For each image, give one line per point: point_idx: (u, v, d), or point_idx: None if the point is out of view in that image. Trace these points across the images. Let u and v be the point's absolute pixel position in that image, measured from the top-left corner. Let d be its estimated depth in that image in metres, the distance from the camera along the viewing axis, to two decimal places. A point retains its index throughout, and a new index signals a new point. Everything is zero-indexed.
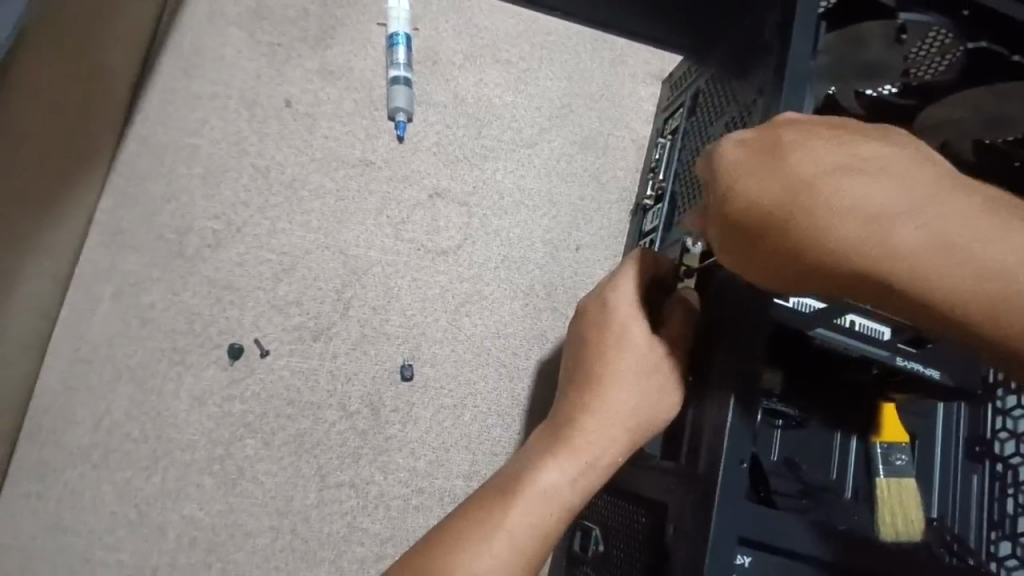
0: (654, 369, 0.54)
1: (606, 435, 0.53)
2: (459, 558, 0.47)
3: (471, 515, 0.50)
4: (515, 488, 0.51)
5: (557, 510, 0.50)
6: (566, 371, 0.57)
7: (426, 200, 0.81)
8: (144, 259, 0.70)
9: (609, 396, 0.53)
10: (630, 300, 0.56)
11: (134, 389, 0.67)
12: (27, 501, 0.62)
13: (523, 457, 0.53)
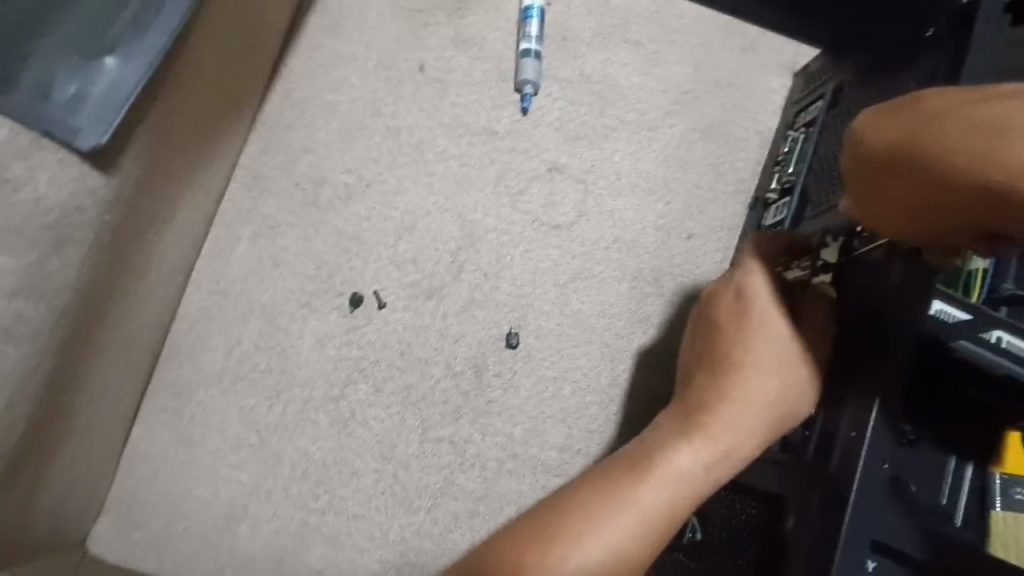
0: (793, 363, 0.54)
1: (742, 422, 0.54)
2: (589, 524, 0.50)
3: (603, 486, 0.52)
4: (647, 466, 0.53)
5: (688, 492, 0.52)
6: (699, 357, 0.60)
7: (544, 173, 0.81)
8: (282, 204, 0.75)
9: (746, 385, 0.55)
10: (768, 294, 0.58)
11: (264, 323, 0.71)
12: (165, 415, 0.67)
13: (655, 437, 0.55)
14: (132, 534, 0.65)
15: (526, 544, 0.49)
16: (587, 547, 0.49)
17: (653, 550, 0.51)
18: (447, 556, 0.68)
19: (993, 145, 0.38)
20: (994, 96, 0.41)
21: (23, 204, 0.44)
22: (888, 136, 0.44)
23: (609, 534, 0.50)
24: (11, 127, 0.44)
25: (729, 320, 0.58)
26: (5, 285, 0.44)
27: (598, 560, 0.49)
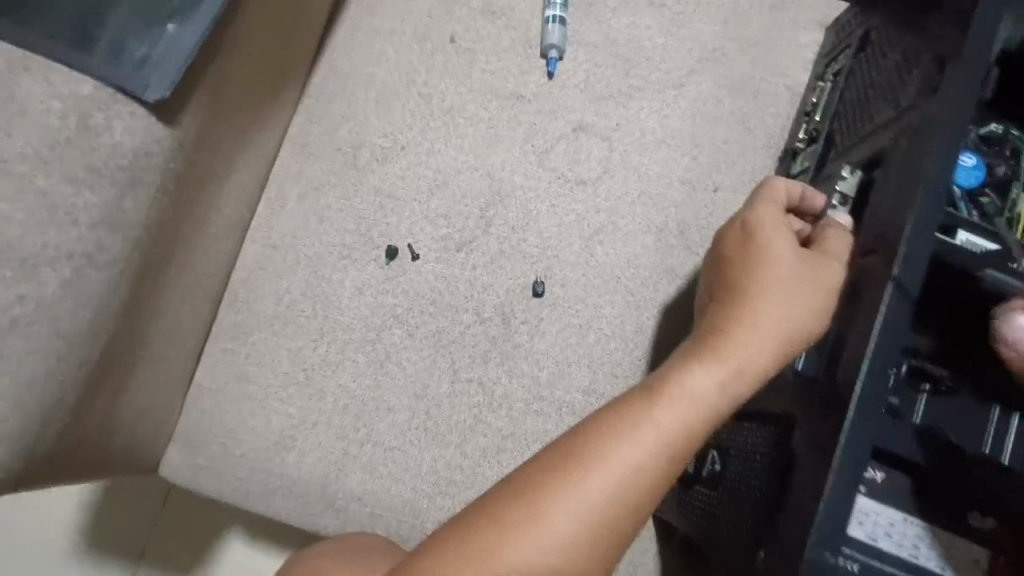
0: (804, 284, 0.53)
1: (756, 340, 0.52)
2: (598, 447, 0.47)
3: (612, 410, 0.49)
4: (659, 388, 0.50)
5: (703, 412, 0.49)
6: (710, 290, 0.58)
7: (570, 133, 0.84)
8: (326, 167, 0.81)
9: (756, 305, 0.53)
10: (774, 221, 0.57)
11: (310, 274, 0.77)
12: (224, 354, 0.74)
13: (668, 364, 0.53)
14: (196, 460, 0.72)
15: (536, 472, 0.46)
16: (598, 471, 0.46)
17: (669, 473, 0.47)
18: (476, 488, 0.73)
19: None
20: None
21: (103, 148, 0.50)
22: None
23: (621, 457, 0.46)
24: (91, 83, 0.50)
25: (735, 253, 0.57)
26: (89, 218, 0.50)
27: (610, 485, 0.46)
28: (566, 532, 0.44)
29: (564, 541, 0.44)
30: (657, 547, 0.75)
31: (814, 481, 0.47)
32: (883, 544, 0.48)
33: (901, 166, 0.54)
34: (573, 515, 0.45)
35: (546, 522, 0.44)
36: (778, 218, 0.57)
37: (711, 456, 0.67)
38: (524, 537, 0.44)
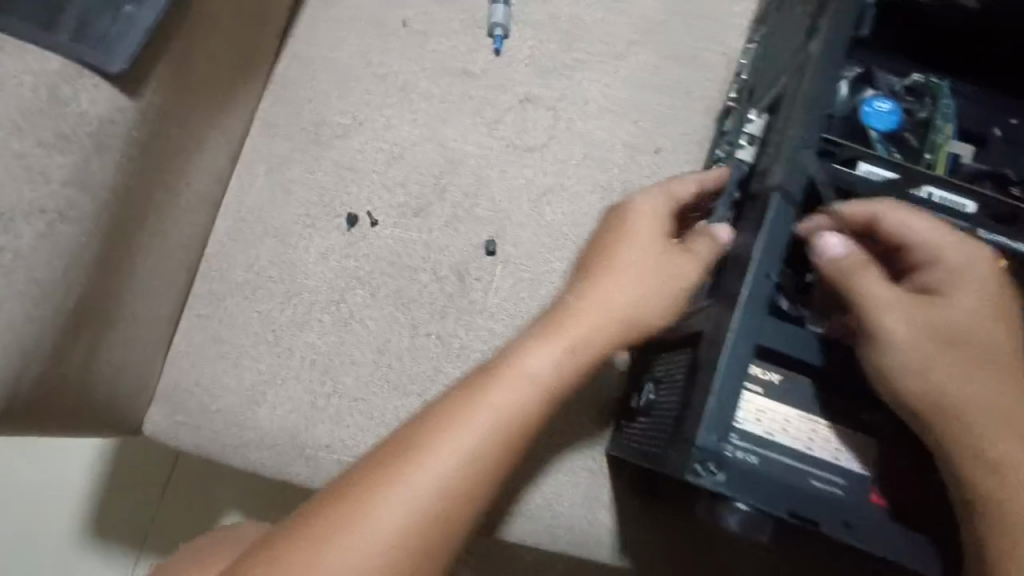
0: (650, 269, 0.64)
1: (595, 320, 0.64)
2: (448, 419, 0.60)
3: (468, 387, 0.62)
4: (507, 367, 0.63)
5: (540, 386, 0.62)
6: (580, 264, 0.69)
7: (518, 105, 0.90)
8: (290, 146, 0.86)
9: (598, 292, 0.65)
10: (654, 214, 0.66)
11: (277, 244, 0.82)
12: (199, 321, 0.79)
13: (521, 342, 0.65)
14: (175, 417, 0.77)
15: (403, 449, 0.60)
16: (446, 441, 0.59)
17: (506, 439, 0.61)
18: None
19: (942, 349, 0.51)
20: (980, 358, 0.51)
21: (71, 116, 0.57)
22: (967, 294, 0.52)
23: (462, 427, 0.60)
24: (59, 60, 0.56)
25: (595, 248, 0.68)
26: (60, 177, 0.56)
27: (462, 449, 0.59)
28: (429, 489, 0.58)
29: (426, 499, 0.58)
30: (610, 480, 0.80)
31: (706, 378, 0.53)
32: (777, 437, 0.53)
33: (792, 111, 0.60)
34: (432, 477, 0.58)
35: (408, 488, 0.58)
36: (636, 210, 0.66)
37: (648, 388, 0.73)
38: (393, 498, 0.57)
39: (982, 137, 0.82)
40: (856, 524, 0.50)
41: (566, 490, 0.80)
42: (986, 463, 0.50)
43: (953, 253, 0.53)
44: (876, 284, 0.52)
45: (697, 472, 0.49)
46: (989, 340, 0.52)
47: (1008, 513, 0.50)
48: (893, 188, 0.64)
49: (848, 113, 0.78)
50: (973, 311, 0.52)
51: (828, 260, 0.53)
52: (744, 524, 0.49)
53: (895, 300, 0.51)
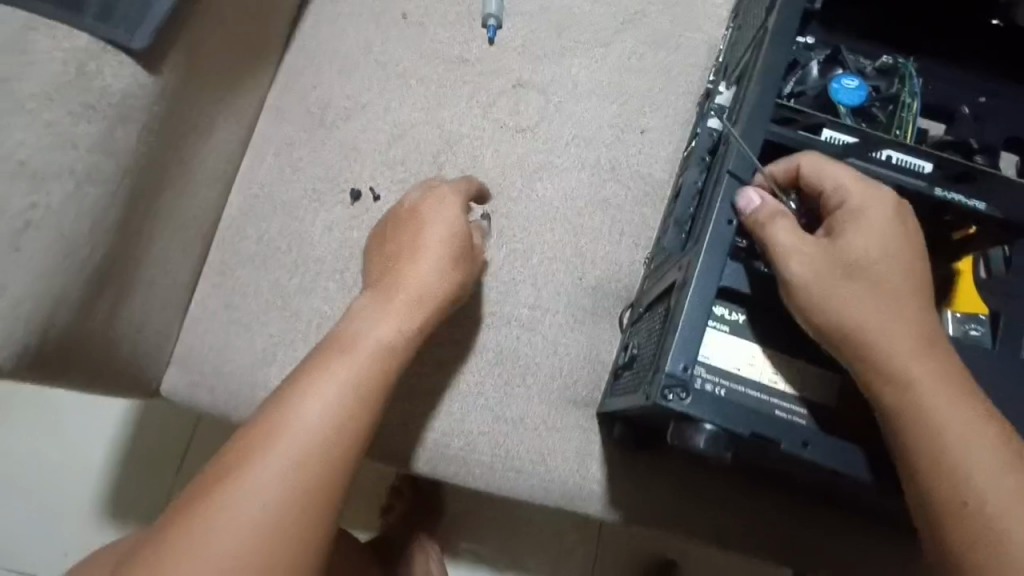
0: (439, 253, 0.73)
1: (405, 293, 0.71)
2: (301, 391, 0.62)
3: (313, 360, 0.66)
4: (345, 341, 0.67)
5: (378, 356, 0.67)
6: (388, 252, 0.76)
7: (510, 89, 0.96)
8: (298, 128, 0.92)
9: (401, 272, 0.73)
10: (451, 208, 0.76)
11: (286, 218, 0.88)
12: (215, 289, 0.85)
13: (355, 318, 0.70)
14: (193, 377, 0.82)
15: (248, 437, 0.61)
16: (300, 409, 0.62)
17: (359, 405, 0.64)
18: (437, 390, 0.84)
19: (851, 289, 0.55)
20: (890, 299, 0.55)
21: (95, 89, 0.61)
22: (876, 237, 0.56)
23: (313, 395, 0.62)
24: (86, 37, 0.61)
25: (385, 244, 0.77)
26: (86, 143, 0.60)
27: (307, 408, 0.61)
28: (288, 447, 0.59)
29: (283, 472, 0.59)
30: (600, 436, 0.84)
31: (673, 315, 0.57)
32: (743, 371, 0.58)
33: (754, 80, 0.66)
34: (293, 451, 0.59)
35: (264, 450, 0.59)
36: (420, 208, 0.77)
37: (632, 347, 0.78)
38: (251, 464, 0.59)
39: (951, 114, 0.87)
40: (814, 443, 0.55)
41: (557, 446, 0.83)
42: (897, 390, 0.54)
43: (864, 201, 0.57)
44: (784, 234, 0.56)
45: (666, 396, 0.54)
46: (891, 275, 0.56)
47: (927, 436, 0.53)
48: (856, 150, 0.70)
49: (819, 88, 0.85)
50: (875, 252, 0.56)
51: (747, 214, 0.59)
52: (711, 442, 0.54)
53: (805, 249, 0.56)
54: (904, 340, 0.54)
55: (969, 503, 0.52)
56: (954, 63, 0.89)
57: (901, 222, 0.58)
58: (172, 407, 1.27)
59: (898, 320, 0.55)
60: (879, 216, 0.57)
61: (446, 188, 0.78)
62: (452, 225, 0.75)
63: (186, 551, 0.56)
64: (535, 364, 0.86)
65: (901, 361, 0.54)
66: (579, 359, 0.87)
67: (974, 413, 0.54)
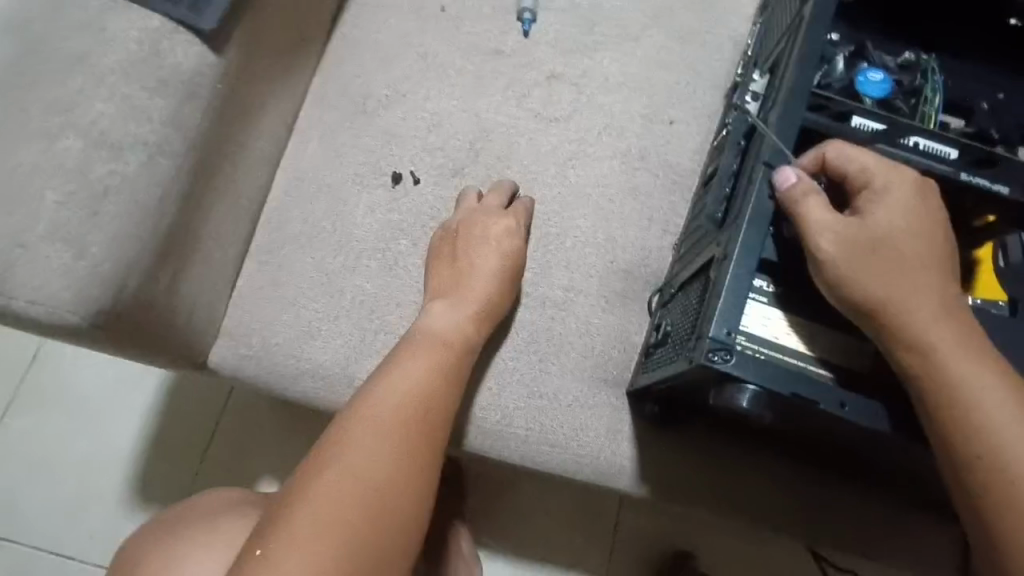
0: (506, 270, 0.87)
1: (483, 297, 0.84)
2: (391, 374, 0.74)
3: (396, 354, 0.77)
4: (423, 335, 0.80)
5: (455, 346, 0.80)
6: (450, 262, 0.87)
7: (544, 81, 0.99)
8: (340, 114, 0.95)
9: (475, 279, 0.85)
10: (501, 228, 0.88)
11: (329, 199, 0.92)
12: (261, 266, 0.89)
13: (428, 316, 0.82)
14: (240, 351, 0.86)
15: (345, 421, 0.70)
16: (390, 389, 0.73)
17: (442, 385, 0.76)
18: (480, 369, 0.87)
19: (876, 262, 0.58)
20: (913, 271, 0.58)
21: (167, 66, 0.66)
22: (899, 213, 0.59)
23: (403, 379, 0.74)
24: (159, 18, 0.66)
25: (450, 257, 0.87)
26: (159, 116, 0.65)
27: (419, 371, 0.75)
28: (408, 398, 0.72)
29: (390, 443, 0.68)
30: (632, 415, 0.87)
31: (716, 284, 0.60)
32: (782, 340, 0.60)
33: (790, 67, 0.69)
34: (390, 425, 0.70)
35: (389, 398, 0.72)
36: (487, 225, 0.88)
37: (664, 325, 0.81)
38: (379, 408, 0.71)
39: (970, 109, 0.89)
40: (850, 405, 0.57)
41: (590, 423, 0.86)
42: (918, 353, 0.56)
43: (888, 179, 0.60)
44: (817, 212, 0.58)
45: (710, 359, 0.57)
46: (914, 248, 0.59)
47: (947, 399, 0.56)
48: (884, 137, 0.73)
49: (845, 82, 0.86)
50: (900, 225, 0.59)
51: (784, 192, 0.60)
52: (752, 402, 0.57)
53: (832, 224, 0.58)
54: (927, 309, 0.57)
55: (981, 458, 0.55)
56: (974, 55, 0.92)
57: (924, 197, 0.60)
58: (207, 379, 1.31)
59: (920, 291, 0.57)
60: (902, 192, 0.59)
61: (513, 215, 0.90)
62: (513, 251, 0.88)
63: (323, 487, 0.63)
64: (568, 344, 0.89)
65: (924, 329, 0.56)
66: (611, 339, 0.90)
67: (993, 375, 0.56)
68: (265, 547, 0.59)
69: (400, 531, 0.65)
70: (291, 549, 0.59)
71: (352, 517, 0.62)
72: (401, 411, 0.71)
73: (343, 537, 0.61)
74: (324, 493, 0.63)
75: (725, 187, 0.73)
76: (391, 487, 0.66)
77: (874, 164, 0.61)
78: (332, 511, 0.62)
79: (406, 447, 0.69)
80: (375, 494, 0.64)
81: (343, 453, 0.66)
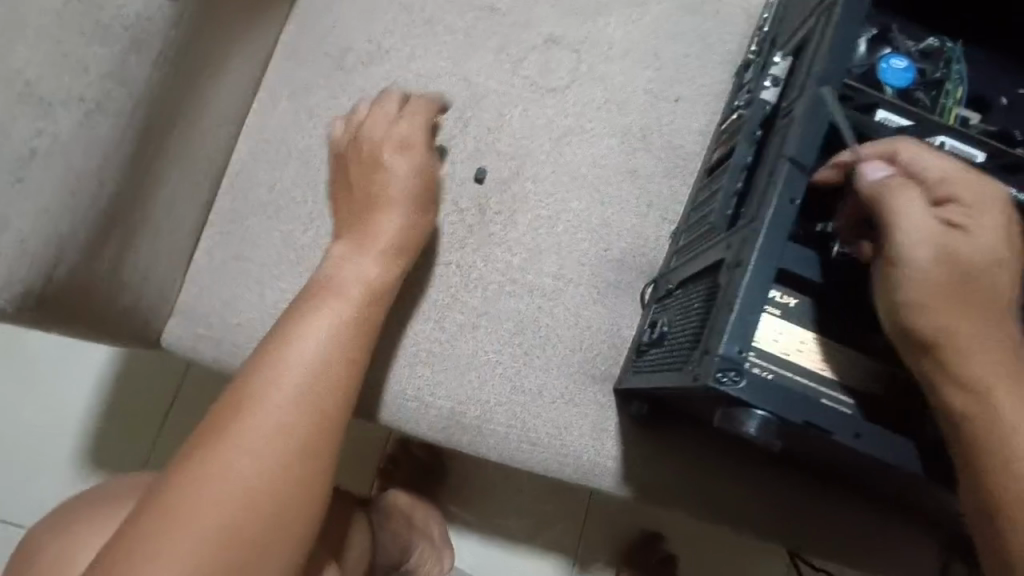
0: (412, 195, 0.77)
1: (390, 233, 0.75)
2: (292, 334, 0.65)
3: (296, 312, 0.67)
4: (324, 286, 0.70)
5: (359, 294, 0.70)
6: (357, 189, 0.78)
7: (541, 45, 0.90)
8: (315, 71, 0.86)
9: (378, 217, 0.75)
10: (395, 142, 0.78)
11: (300, 166, 0.83)
12: (222, 237, 0.80)
13: (331, 265, 0.72)
14: (198, 330, 0.78)
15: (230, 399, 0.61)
16: (288, 354, 0.63)
17: (345, 342, 0.66)
18: (441, 348, 0.82)
19: (955, 289, 0.53)
20: (988, 303, 0.54)
21: (110, 7, 0.55)
22: (990, 238, 0.54)
23: (301, 340, 0.64)
24: None
25: (353, 180, 0.78)
26: (98, 67, 0.54)
27: (324, 336, 0.65)
28: (309, 368, 0.63)
29: (274, 420, 0.59)
30: (617, 412, 0.82)
31: (727, 294, 0.55)
32: (793, 356, 0.57)
33: (821, 52, 0.61)
34: (280, 399, 0.61)
35: (295, 372, 0.62)
36: (381, 137, 0.78)
37: (659, 325, 0.74)
38: (274, 381, 0.61)
39: (987, 102, 0.84)
40: (867, 433, 0.55)
41: (574, 421, 0.82)
42: (974, 395, 0.54)
43: (985, 199, 0.54)
44: (908, 219, 0.53)
45: (719, 379, 0.52)
46: (1002, 284, 0.54)
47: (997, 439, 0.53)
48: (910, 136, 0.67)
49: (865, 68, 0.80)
50: (989, 254, 0.54)
51: (868, 188, 0.54)
52: (761, 429, 0.53)
53: (923, 241, 0.52)
54: (992, 344, 0.54)
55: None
56: (1000, 48, 0.86)
57: (1012, 226, 0.55)
58: (160, 350, 1.23)
59: (989, 325, 0.54)
60: (996, 218, 0.54)
61: (414, 118, 0.79)
62: (422, 157, 0.78)
63: (196, 483, 0.56)
64: (555, 336, 0.84)
65: (985, 366, 0.53)
66: (600, 333, 0.85)
67: None
68: (126, 549, 0.53)
69: (294, 528, 0.58)
70: (169, 550, 0.53)
71: (233, 516, 0.55)
72: (305, 387, 0.62)
73: (229, 539, 0.55)
74: (215, 487, 0.56)
75: (737, 181, 0.66)
76: (288, 480, 0.58)
77: (974, 180, 0.54)
78: (219, 508, 0.55)
79: (310, 432, 0.61)
80: (269, 487, 0.57)
81: (240, 439, 0.58)
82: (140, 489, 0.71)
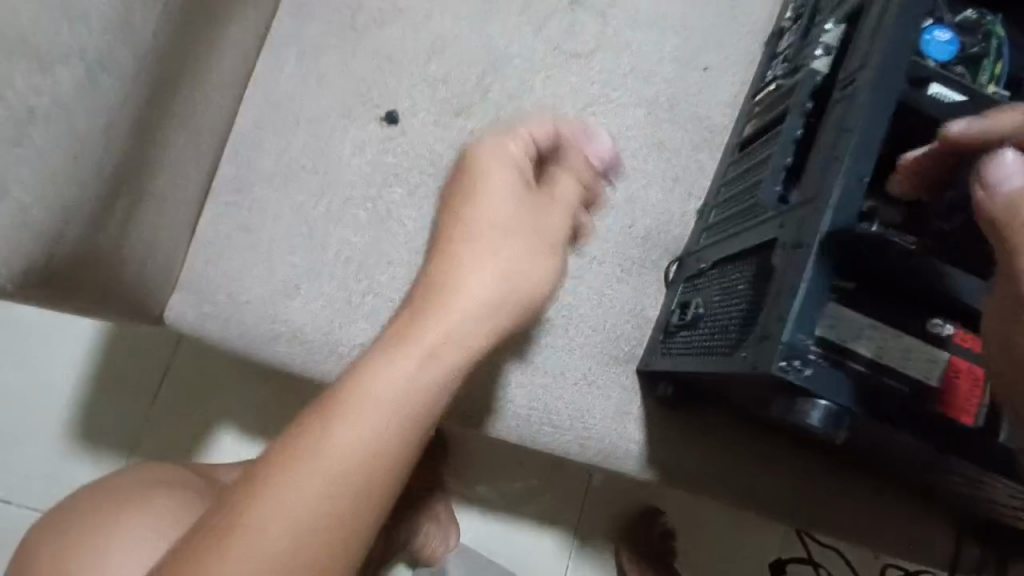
0: (526, 223, 0.62)
1: (501, 280, 0.58)
2: (365, 408, 0.50)
3: (371, 375, 0.52)
4: (414, 348, 0.53)
5: (447, 373, 0.54)
6: (470, 204, 0.63)
7: (565, 6, 0.85)
8: (324, 29, 0.79)
9: (491, 258, 0.59)
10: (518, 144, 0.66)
11: (310, 133, 0.78)
12: (227, 208, 0.75)
13: (426, 316, 0.56)
14: (202, 307, 0.73)
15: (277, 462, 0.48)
16: (361, 432, 0.49)
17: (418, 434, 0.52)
18: None
19: None
20: None
21: None
22: None
23: (376, 421, 0.50)
24: None
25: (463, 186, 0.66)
26: (100, 20, 0.48)
27: (405, 419, 0.51)
28: (374, 452, 0.49)
29: (315, 502, 0.47)
30: (641, 395, 0.80)
31: (791, 277, 0.55)
32: (853, 343, 0.56)
33: (886, 19, 0.59)
34: (330, 480, 0.48)
35: (362, 450, 0.49)
36: (507, 140, 0.66)
37: (696, 304, 0.73)
38: (329, 459, 0.48)
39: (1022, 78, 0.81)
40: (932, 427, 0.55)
41: (597, 404, 0.80)
42: None
43: None
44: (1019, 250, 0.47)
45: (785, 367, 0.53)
46: None
47: None
48: None
49: None
50: None
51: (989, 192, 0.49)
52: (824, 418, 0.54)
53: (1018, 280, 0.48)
54: None
55: None
56: None
57: None
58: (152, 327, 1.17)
59: None
60: None
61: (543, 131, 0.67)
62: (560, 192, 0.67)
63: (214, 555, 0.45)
64: (578, 314, 0.81)
65: None
66: (624, 313, 0.82)
67: None
68: None
69: None
70: None
71: None
72: (365, 477, 0.49)
73: None
74: (286, 491, 0.47)
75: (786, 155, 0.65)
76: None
77: None
78: None
79: (352, 522, 0.48)
80: (338, 524, 0.47)
81: (277, 507, 0.46)
82: (142, 483, 0.68)
